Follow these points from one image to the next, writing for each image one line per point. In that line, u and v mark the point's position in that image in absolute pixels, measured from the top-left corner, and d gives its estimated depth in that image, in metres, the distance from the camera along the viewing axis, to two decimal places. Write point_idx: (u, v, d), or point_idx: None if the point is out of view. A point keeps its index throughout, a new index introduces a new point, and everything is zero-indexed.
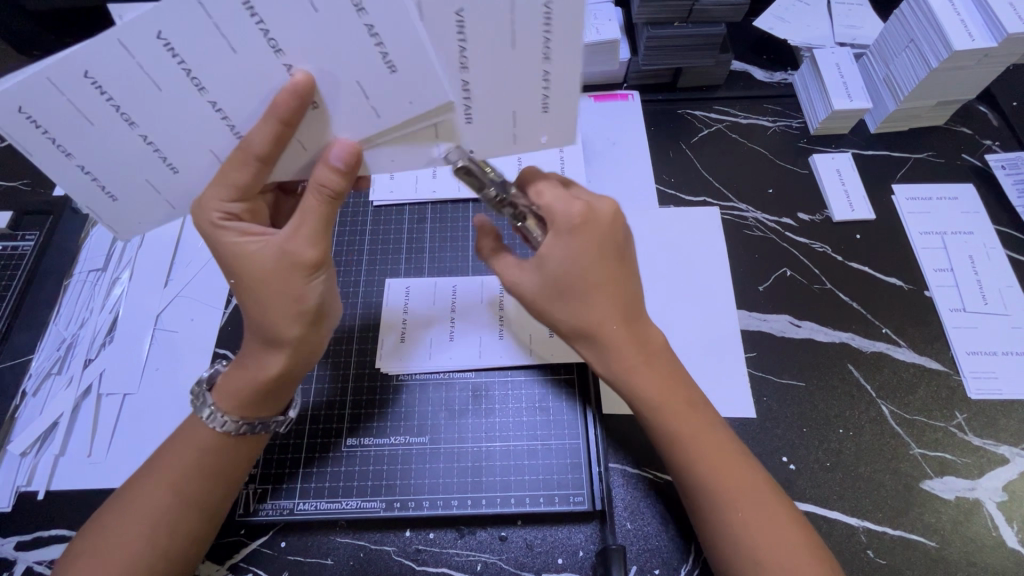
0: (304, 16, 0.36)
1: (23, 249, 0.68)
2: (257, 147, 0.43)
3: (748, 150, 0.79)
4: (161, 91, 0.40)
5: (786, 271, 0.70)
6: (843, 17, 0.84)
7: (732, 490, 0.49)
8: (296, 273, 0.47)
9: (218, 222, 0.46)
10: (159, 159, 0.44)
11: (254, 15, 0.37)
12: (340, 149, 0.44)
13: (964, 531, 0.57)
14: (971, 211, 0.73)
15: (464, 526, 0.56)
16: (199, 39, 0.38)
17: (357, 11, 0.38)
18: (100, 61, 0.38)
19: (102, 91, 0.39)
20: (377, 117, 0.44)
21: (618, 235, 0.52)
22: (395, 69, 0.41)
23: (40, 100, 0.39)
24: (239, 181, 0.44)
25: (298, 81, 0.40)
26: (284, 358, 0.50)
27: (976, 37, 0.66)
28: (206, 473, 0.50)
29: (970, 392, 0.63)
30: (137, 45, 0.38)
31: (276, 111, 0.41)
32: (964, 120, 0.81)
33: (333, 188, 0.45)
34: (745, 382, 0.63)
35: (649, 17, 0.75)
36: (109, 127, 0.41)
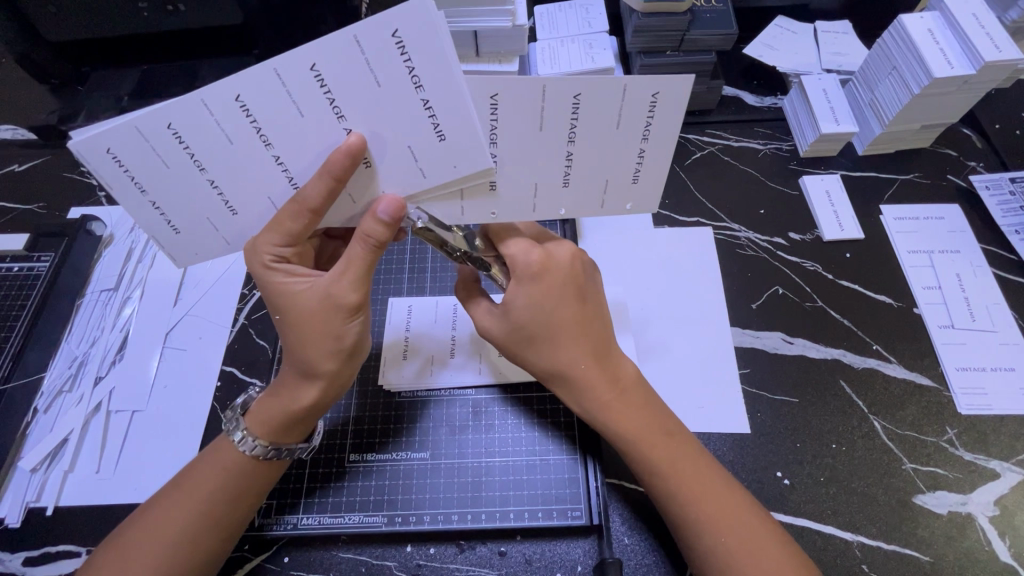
0: (323, 78, 0.40)
1: (38, 270, 0.71)
2: (311, 200, 0.44)
3: (739, 172, 0.82)
4: (233, 143, 0.42)
5: (778, 289, 0.72)
6: (829, 44, 0.88)
7: (706, 510, 0.50)
8: (339, 315, 0.49)
9: (269, 264, 0.48)
10: (222, 202, 0.46)
11: (323, 86, 0.40)
12: (388, 203, 0.45)
13: (957, 545, 0.57)
14: (957, 230, 0.76)
15: (464, 541, 0.57)
16: (276, 101, 0.41)
17: (415, 88, 0.41)
18: (183, 115, 0.41)
19: (181, 140, 0.42)
20: (424, 177, 0.46)
21: (574, 275, 0.54)
22: (446, 138, 0.43)
23: (128, 145, 0.41)
24: (291, 230, 0.46)
25: (350, 143, 0.42)
26: (316, 392, 0.52)
27: (955, 64, 0.69)
28: (232, 496, 0.51)
29: (960, 408, 0.64)
30: (219, 106, 0.41)
31: (330, 168, 0.43)
32: (948, 142, 0.84)
33: (379, 238, 0.46)
34: (739, 398, 0.65)
35: (642, 46, 0.79)
36: (183, 174, 0.43)
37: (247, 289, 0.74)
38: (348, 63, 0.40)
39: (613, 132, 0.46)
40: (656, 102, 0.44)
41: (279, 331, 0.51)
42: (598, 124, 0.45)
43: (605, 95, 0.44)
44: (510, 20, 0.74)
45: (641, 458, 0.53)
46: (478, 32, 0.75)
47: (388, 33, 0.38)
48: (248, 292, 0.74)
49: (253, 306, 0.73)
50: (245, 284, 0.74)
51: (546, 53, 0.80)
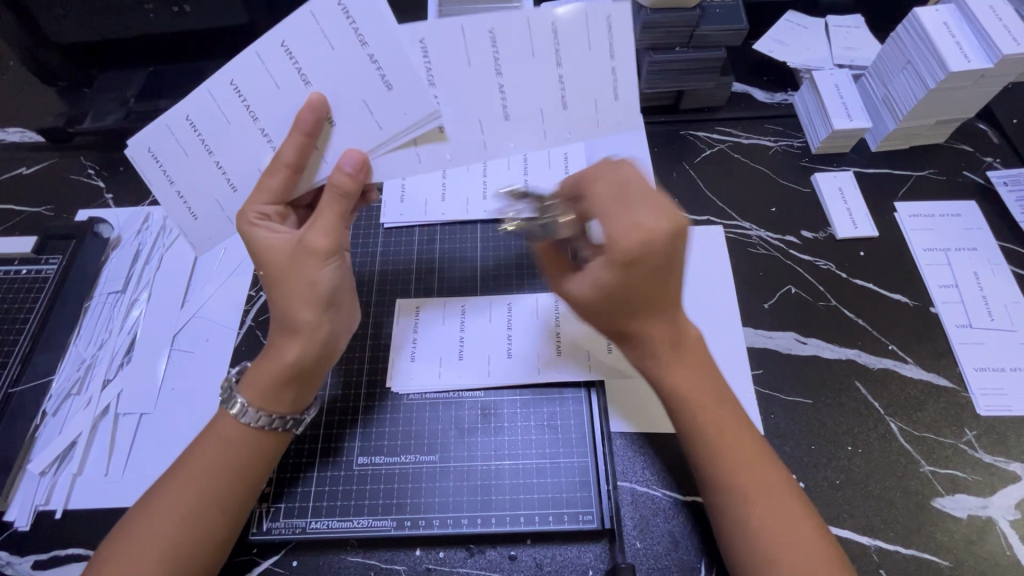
0: (291, 52, 0.50)
1: (47, 272, 0.71)
2: (288, 157, 0.51)
3: (750, 170, 0.81)
4: (230, 122, 0.53)
5: (791, 289, 0.71)
6: (841, 39, 0.86)
7: (743, 477, 0.50)
8: (315, 259, 0.53)
9: (254, 220, 0.52)
10: (225, 179, 0.55)
11: (291, 58, 0.50)
12: (350, 156, 0.51)
13: (977, 550, 0.56)
14: (974, 228, 0.74)
15: (474, 545, 0.56)
16: (258, 78, 0.51)
17: (361, 45, 0.49)
18: (197, 108, 0.52)
19: (196, 130, 0.53)
20: (380, 129, 0.52)
21: (677, 236, 0.49)
22: (392, 87, 0.50)
23: (159, 141, 0.54)
24: (273, 188, 0.52)
25: (312, 100, 0.50)
26: (298, 345, 0.53)
27: (972, 58, 0.68)
28: (234, 474, 0.51)
29: (980, 409, 0.63)
30: (220, 92, 0.52)
31: (299, 125, 0.50)
32: (964, 138, 0.82)
33: (345, 188, 0.51)
34: (752, 399, 0.64)
35: (650, 42, 0.78)
36: (198, 159, 0.54)
37: (254, 290, 0.73)
38: (309, 34, 0.50)
39: (579, 59, 0.52)
40: (611, 25, 0.51)
41: (262, 285, 0.54)
42: (552, 53, 0.52)
43: (574, 28, 0.51)
44: (518, 18, 0.73)
45: (712, 421, 0.52)
46: None
47: (333, 1, 0.48)
48: (255, 294, 0.73)
49: (260, 308, 0.72)
50: (252, 286, 0.73)
51: None
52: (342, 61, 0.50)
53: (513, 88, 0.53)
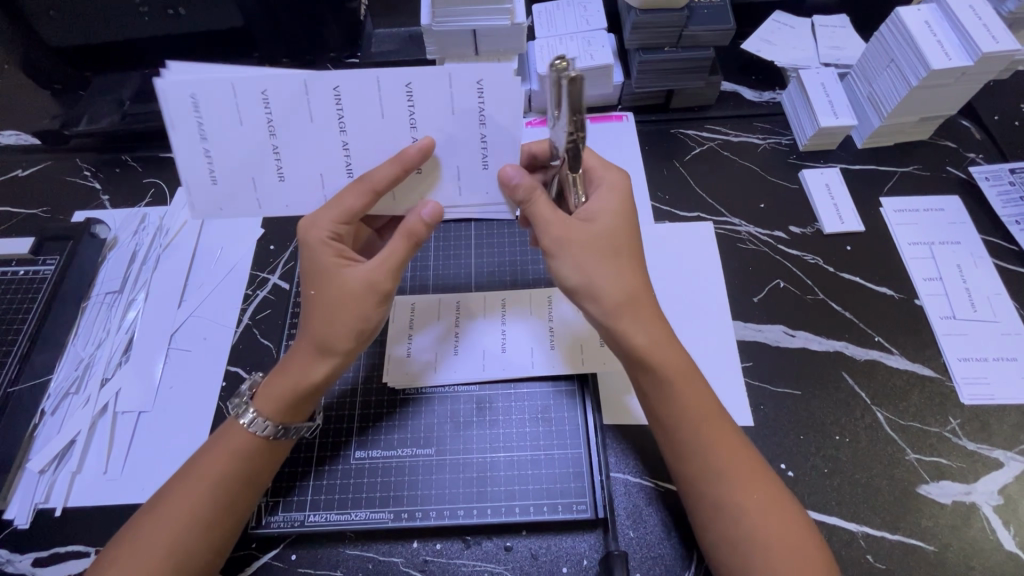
0: (412, 94, 0.48)
1: (44, 272, 0.71)
2: (380, 183, 0.50)
3: (739, 167, 0.82)
4: (313, 122, 0.49)
5: (779, 283, 0.73)
6: (827, 39, 0.88)
7: (707, 438, 0.52)
8: (372, 300, 0.53)
9: (325, 239, 0.52)
10: (275, 165, 0.51)
11: (410, 100, 0.48)
12: (432, 207, 0.52)
13: (962, 535, 0.58)
14: (958, 222, 0.76)
15: (470, 536, 0.57)
16: (367, 102, 0.48)
17: (480, 122, 0.49)
18: (278, 86, 0.47)
19: (267, 107, 0.48)
20: (458, 195, 0.54)
21: (629, 212, 0.56)
22: (487, 167, 0.52)
23: (210, 94, 0.47)
24: (349, 208, 0.51)
25: (423, 144, 0.49)
26: (332, 365, 0.54)
27: (952, 55, 0.69)
28: (242, 481, 0.52)
29: (963, 398, 0.65)
30: (316, 90, 0.48)
31: (402, 165, 0.49)
32: (947, 134, 0.84)
33: (418, 238, 0.52)
34: (743, 391, 0.65)
35: (641, 42, 0.79)
36: (253, 132, 0.49)
37: (252, 289, 0.74)
38: (435, 91, 0.48)
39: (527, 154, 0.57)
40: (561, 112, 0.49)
41: (310, 305, 0.53)
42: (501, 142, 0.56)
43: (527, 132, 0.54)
44: (509, 18, 0.74)
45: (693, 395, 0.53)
46: (478, 31, 0.75)
47: (472, 75, 0.47)
48: (252, 292, 0.74)
49: (257, 307, 0.73)
50: (249, 285, 0.74)
51: (545, 51, 0.80)
52: (449, 127, 0.49)
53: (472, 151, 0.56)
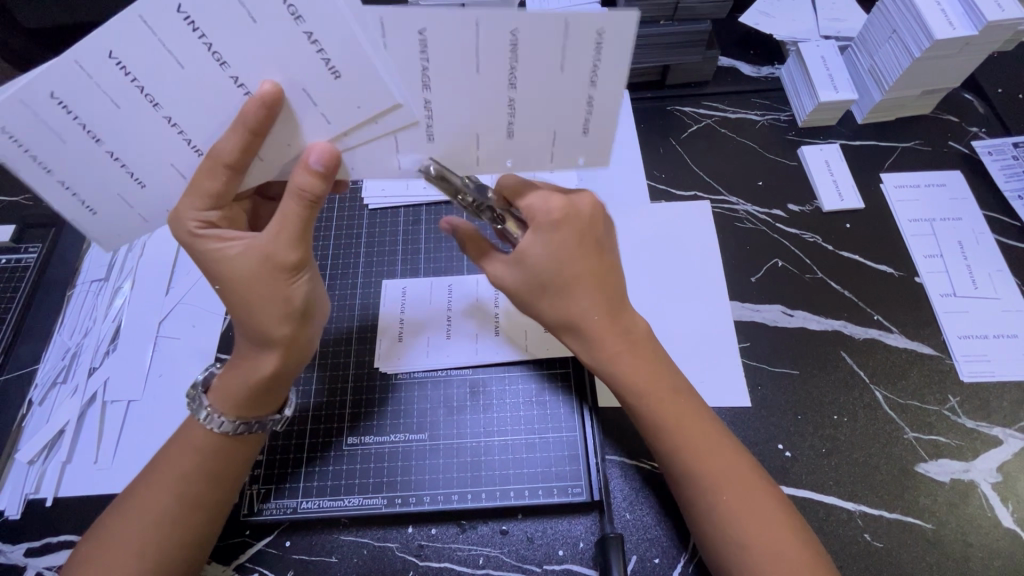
0: (193, 20, 0.38)
1: (25, 261, 0.72)
2: (226, 154, 0.43)
3: (737, 144, 0.80)
4: (119, 107, 0.42)
5: (778, 262, 0.71)
6: (827, 10, 0.85)
7: (688, 447, 0.51)
8: (281, 275, 0.48)
9: (196, 231, 0.46)
10: (125, 172, 0.45)
11: (196, 30, 0.39)
12: (318, 151, 0.44)
13: (960, 512, 0.57)
14: (959, 197, 0.74)
15: (465, 521, 0.57)
16: (155, 57, 0.40)
17: (296, 21, 0.39)
18: (60, 79, 0.40)
19: (68, 109, 0.41)
20: (331, 125, 0.44)
21: (597, 236, 0.53)
22: (339, 75, 0.41)
23: (20, 121, 0.41)
24: (213, 190, 0.45)
25: (264, 90, 0.41)
26: (277, 359, 0.51)
27: (957, 25, 0.67)
28: (208, 477, 0.51)
29: (963, 375, 0.64)
30: (94, 65, 0.40)
31: (244, 121, 0.42)
32: (950, 108, 0.82)
33: (313, 192, 0.45)
34: (740, 372, 0.64)
35: (635, 16, 0.76)
36: (81, 147, 0.43)
37: None
38: (458, 37, 0.40)
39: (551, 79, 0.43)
40: (604, 41, 0.41)
41: (222, 301, 0.50)
42: (588, 69, 0.43)
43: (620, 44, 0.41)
44: None
45: (649, 411, 0.53)
46: (466, 6, 0.73)
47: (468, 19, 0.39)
48: None
49: None
50: None
51: None
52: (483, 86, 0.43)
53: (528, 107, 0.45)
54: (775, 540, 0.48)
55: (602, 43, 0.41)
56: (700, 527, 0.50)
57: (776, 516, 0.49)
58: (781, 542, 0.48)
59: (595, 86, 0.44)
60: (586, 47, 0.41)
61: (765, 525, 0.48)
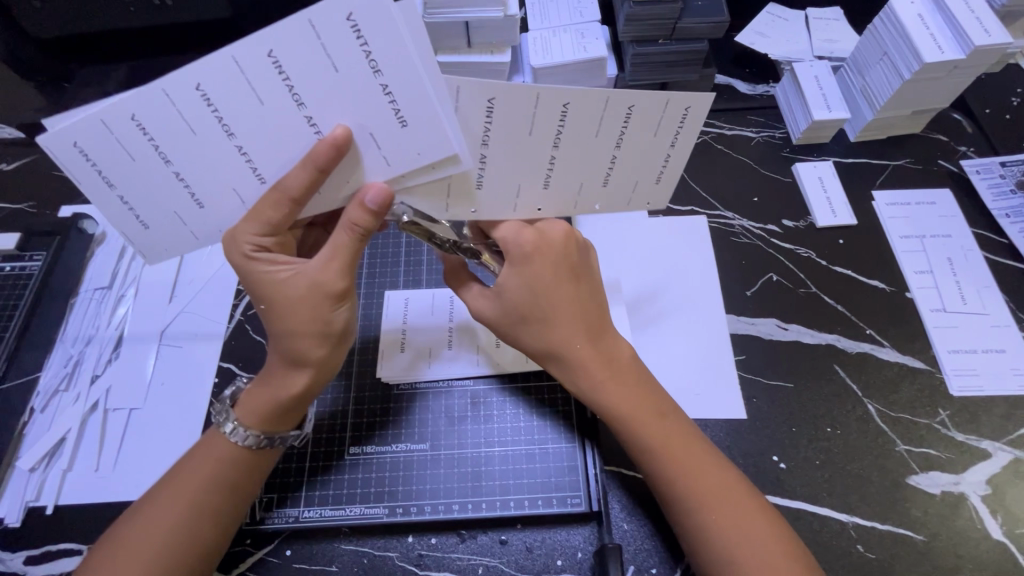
0: (282, 66, 0.40)
1: (31, 269, 0.70)
2: (293, 188, 0.44)
3: (732, 161, 0.82)
4: (195, 134, 0.42)
5: (772, 276, 0.73)
6: (821, 31, 0.88)
7: (678, 470, 0.52)
8: (327, 303, 0.50)
9: (249, 254, 0.48)
10: (189, 195, 0.46)
11: (281, 73, 0.40)
12: (374, 190, 0.45)
13: (951, 524, 0.59)
14: (948, 215, 0.76)
15: (465, 531, 0.57)
16: (235, 89, 0.40)
17: (374, 74, 0.41)
18: (146, 105, 0.41)
19: (145, 131, 0.42)
20: (389, 166, 0.46)
21: (571, 264, 0.55)
22: (406, 124, 0.43)
23: (94, 138, 0.42)
24: (272, 219, 0.46)
25: (337, 134, 0.42)
26: (307, 378, 0.53)
27: (945, 49, 0.69)
28: (229, 490, 0.52)
29: (952, 389, 0.65)
30: (179, 93, 0.40)
31: (314, 159, 0.43)
32: (939, 128, 0.84)
33: (365, 227, 0.47)
34: (735, 384, 0.65)
35: (634, 35, 0.78)
36: (149, 166, 0.44)
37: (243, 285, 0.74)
38: (590, 114, 0.46)
39: (637, 142, 0.49)
40: (686, 117, 0.48)
41: (264, 321, 0.52)
42: (670, 134, 0.49)
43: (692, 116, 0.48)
44: (502, 10, 0.74)
45: (634, 433, 0.54)
46: (470, 22, 0.74)
47: (557, 100, 0.45)
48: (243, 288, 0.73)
49: (249, 302, 0.72)
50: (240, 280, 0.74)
51: (538, 43, 0.79)
52: (597, 148, 0.49)
53: (624, 160, 0.50)
54: (767, 550, 0.49)
55: (686, 118, 0.47)
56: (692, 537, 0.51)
57: (768, 528, 0.50)
58: (768, 548, 0.49)
59: (672, 147, 0.50)
60: (673, 122, 0.48)
61: (746, 526, 0.50)
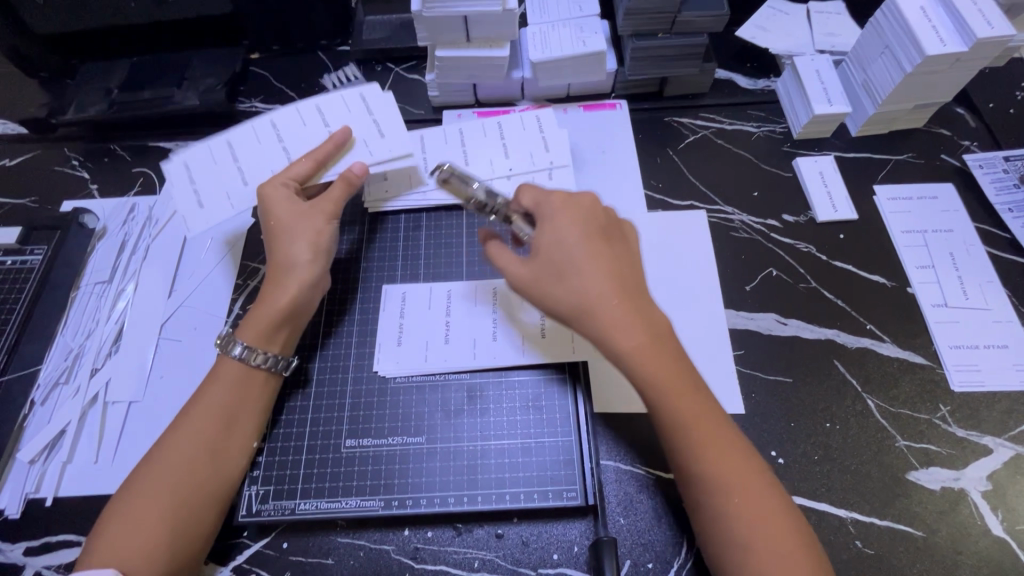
0: (321, 112, 0.70)
1: (32, 263, 0.72)
2: (298, 174, 0.65)
3: (733, 155, 0.82)
4: (262, 144, 0.69)
5: (772, 271, 0.72)
6: (822, 26, 0.87)
7: (700, 448, 0.51)
8: (321, 217, 0.64)
9: (280, 185, 0.64)
10: (240, 180, 0.67)
11: (325, 123, 0.70)
12: (358, 163, 0.66)
13: (951, 520, 0.58)
14: (951, 210, 0.76)
15: (462, 524, 0.57)
16: (292, 121, 0.70)
17: (369, 113, 0.70)
18: (242, 138, 0.69)
19: (233, 154, 0.68)
20: (359, 146, 0.66)
21: (601, 228, 0.58)
22: (383, 134, 0.69)
23: (198, 160, 0.68)
24: (297, 172, 0.65)
25: (339, 134, 0.67)
26: (296, 290, 0.60)
27: (947, 42, 0.68)
28: (226, 424, 0.55)
29: (954, 385, 0.65)
30: (261, 132, 0.70)
31: (315, 156, 0.66)
32: (942, 122, 0.83)
33: (353, 177, 0.65)
34: (734, 378, 0.65)
35: (633, 29, 0.78)
36: (226, 169, 0.68)
37: (242, 280, 0.73)
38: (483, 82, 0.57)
39: None
40: None
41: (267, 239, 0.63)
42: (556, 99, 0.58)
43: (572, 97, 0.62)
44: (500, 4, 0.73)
45: (663, 405, 0.53)
46: (468, 17, 0.74)
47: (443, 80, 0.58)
48: (241, 282, 0.73)
49: (248, 296, 0.72)
50: (239, 274, 0.74)
51: (537, 38, 0.79)
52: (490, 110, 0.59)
53: None
54: (779, 537, 0.48)
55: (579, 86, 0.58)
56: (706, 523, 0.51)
57: (768, 495, 0.50)
58: (770, 513, 0.49)
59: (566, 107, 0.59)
60: None
61: (748, 484, 0.50)
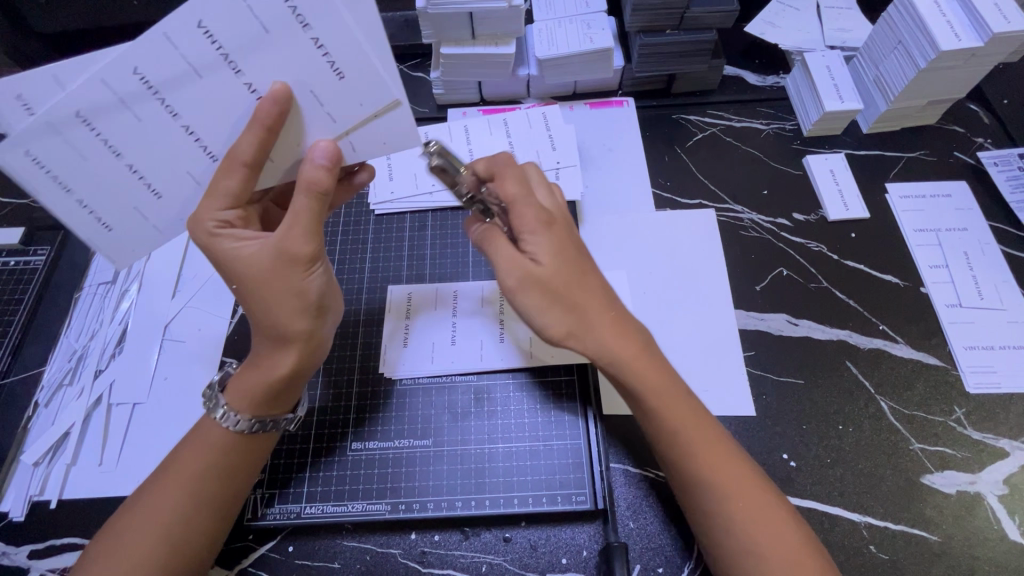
0: (209, 31, 0.41)
1: (34, 263, 0.72)
2: (245, 155, 0.45)
3: (742, 153, 0.80)
4: (141, 120, 0.44)
5: (783, 270, 0.71)
6: (833, 21, 0.86)
7: (705, 457, 0.50)
8: (294, 270, 0.49)
9: (213, 230, 0.48)
10: (143, 185, 0.47)
11: (211, 38, 0.42)
12: (323, 147, 0.47)
13: (966, 524, 0.57)
14: (964, 208, 0.74)
15: (469, 528, 0.57)
16: (182, 75, 0.43)
17: (301, 26, 0.42)
18: (90, 100, 0.42)
19: (92, 127, 0.43)
20: (334, 122, 0.47)
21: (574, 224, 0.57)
22: (342, 73, 0.45)
23: (55, 147, 0.43)
24: (230, 190, 0.47)
25: (276, 89, 0.44)
26: (293, 355, 0.52)
27: (961, 36, 0.67)
28: (217, 476, 0.51)
29: (969, 387, 0.64)
30: (117, 81, 0.42)
31: (262, 117, 0.44)
32: (955, 118, 0.82)
33: (321, 186, 0.47)
34: (744, 380, 0.64)
35: (643, 25, 0.76)
36: (100, 160, 0.45)
37: None
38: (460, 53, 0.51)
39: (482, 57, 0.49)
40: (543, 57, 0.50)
41: (240, 303, 0.51)
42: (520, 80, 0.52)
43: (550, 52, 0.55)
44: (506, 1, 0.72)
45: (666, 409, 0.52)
46: (474, 13, 0.73)
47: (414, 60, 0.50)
48: None
49: None
50: None
51: (543, 34, 0.78)
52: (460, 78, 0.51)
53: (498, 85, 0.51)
54: (788, 543, 0.47)
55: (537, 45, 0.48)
56: (715, 524, 0.49)
57: (777, 505, 0.49)
58: (773, 517, 0.48)
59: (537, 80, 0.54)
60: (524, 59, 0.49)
61: (754, 493, 0.49)
